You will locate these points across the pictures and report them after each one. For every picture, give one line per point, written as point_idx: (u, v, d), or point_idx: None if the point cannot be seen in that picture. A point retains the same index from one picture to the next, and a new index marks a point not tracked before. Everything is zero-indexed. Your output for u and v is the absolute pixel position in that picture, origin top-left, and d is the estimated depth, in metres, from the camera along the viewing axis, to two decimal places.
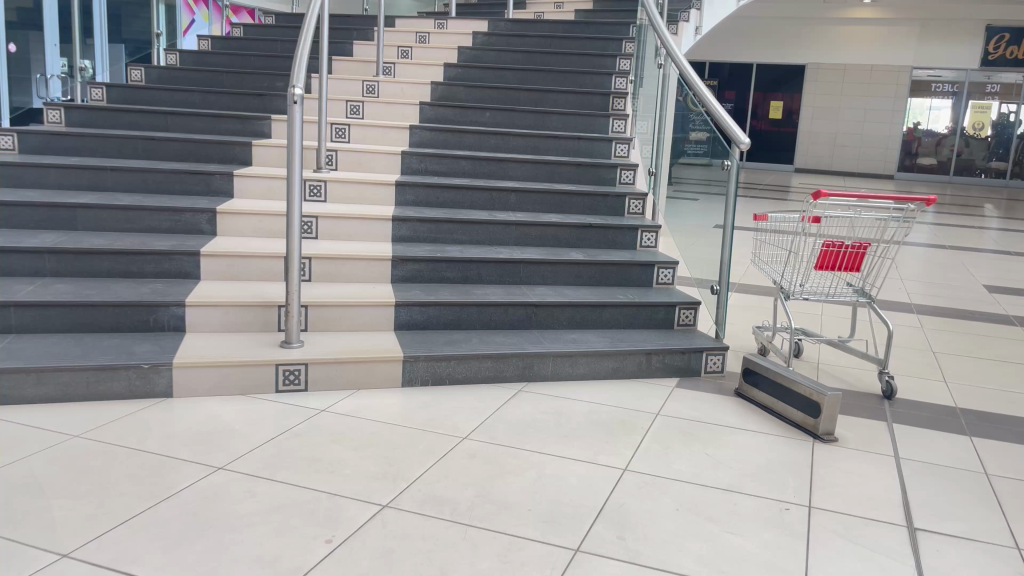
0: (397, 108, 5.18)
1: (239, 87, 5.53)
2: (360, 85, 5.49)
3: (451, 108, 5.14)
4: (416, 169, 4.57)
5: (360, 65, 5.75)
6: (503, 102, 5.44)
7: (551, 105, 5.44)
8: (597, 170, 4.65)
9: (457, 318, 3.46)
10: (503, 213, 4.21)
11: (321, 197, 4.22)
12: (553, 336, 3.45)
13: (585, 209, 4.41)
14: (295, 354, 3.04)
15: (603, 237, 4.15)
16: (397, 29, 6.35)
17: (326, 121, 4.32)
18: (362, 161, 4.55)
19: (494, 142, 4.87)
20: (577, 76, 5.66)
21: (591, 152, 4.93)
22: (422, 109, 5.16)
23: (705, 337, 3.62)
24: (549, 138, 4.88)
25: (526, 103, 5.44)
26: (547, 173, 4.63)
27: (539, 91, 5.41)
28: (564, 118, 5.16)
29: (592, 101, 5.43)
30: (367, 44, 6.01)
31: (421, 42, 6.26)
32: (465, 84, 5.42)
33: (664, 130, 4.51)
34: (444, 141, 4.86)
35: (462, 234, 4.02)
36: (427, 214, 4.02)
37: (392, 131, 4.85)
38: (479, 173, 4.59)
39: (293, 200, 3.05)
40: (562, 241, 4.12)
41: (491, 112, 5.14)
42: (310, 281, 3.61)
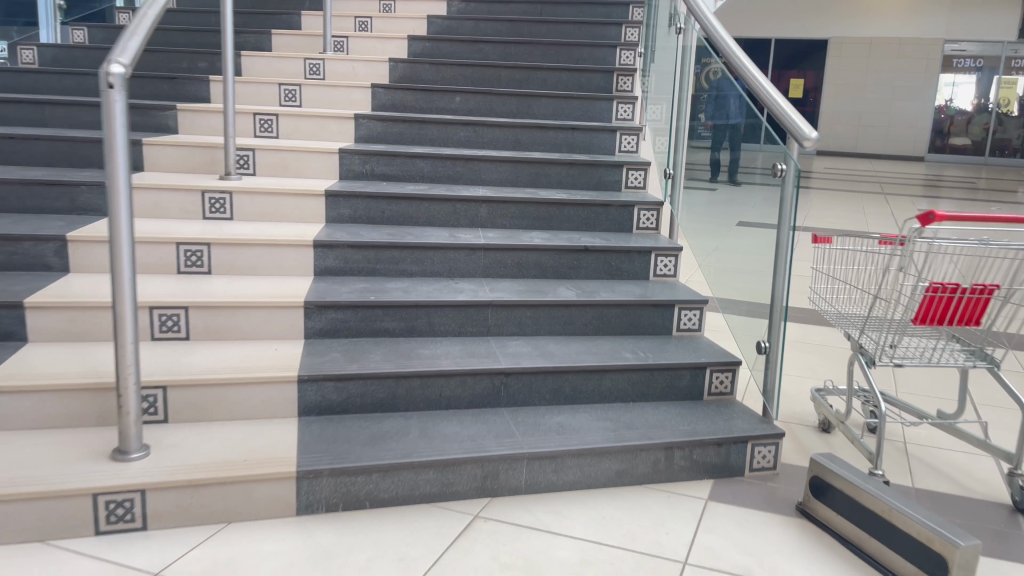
0: (342, 92, 4.11)
1: (153, 68, 4.45)
2: (302, 64, 4.41)
3: (412, 91, 4.06)
4: (359, 173, 3.50)
5: (305, 40, 4.67)
6: (480, 84, 4.36)
7: (540, 87, 4.33)
8: (596, 171, 3.56)
9: (392, 397, 2.40)
10: (469, 233, 3.14)
11: (226, 214, 3.16)
12: (529, 422, 2.39)
13: (579, 224, 3.33)
14: (128, 473, 1.98)
15: (604, 265, 3.07)
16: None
17: (235, 112, 3.25)
18: (288, 163, 3.48)
19: (464, 136, 3.80)
20: (572, 50, 4.55)
21: (588, 146, 3.84)
22: (376, 93, 4.08)
23: (749, 416, 2.55)
24: (534, 129, 3.78)
25: (510, 86, 4.34)
26: (530, 175, 3.54)
27: (524, 69, 4.31)
28: (553, 102, 4.06)
29: (591, 81, 4.32)
30: (316, 14, 4.92)
31: (386, 11, 5.15)
32: (431, 61, 4.33)
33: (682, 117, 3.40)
34: (400, 134, 3.79)
35: (411, 263, 2.96)
36: (365, 237, 2.96)
37: (332, 122, 3.78)
38: (442, 178, 3.52)
39: (119, 222, 1.93)
40: (548, 270, 3.05)
41: (464, 96, 4.06)
42: (189, 340, 2.56)
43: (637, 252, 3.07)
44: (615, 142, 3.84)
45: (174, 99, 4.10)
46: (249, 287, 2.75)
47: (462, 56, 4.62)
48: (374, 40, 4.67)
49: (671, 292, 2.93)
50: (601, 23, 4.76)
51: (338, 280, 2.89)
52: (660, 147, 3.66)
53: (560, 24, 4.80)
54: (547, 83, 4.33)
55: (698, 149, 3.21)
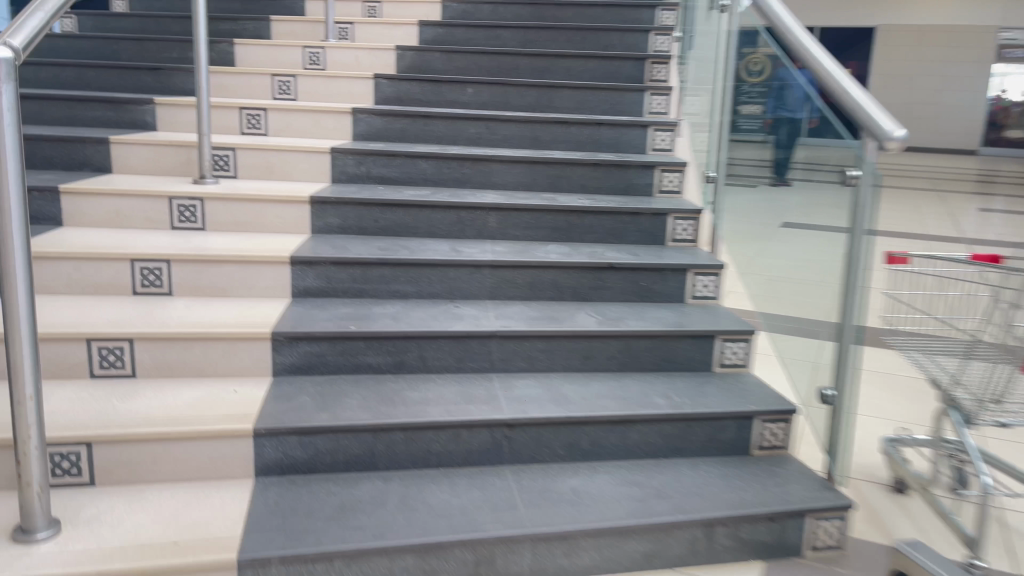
0: (341, 83, 3.69)
1: (141, 59, 4.08)
2: (300, 53, 4.01)
3: (419, 82, 3.63)
4: (353, 175, 3.08)
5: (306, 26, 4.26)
6: (497, 74, 3.90)
7: (564, 76, 3.86)
8: (624, 172, 3.09)
9: (369, 453, 1.98)
10: (474, 247, 2.69)
11: (197, 224, 2.76)
12: (536, 488, 1.94)
13: (604, 235, 2.86)
14: (26, 560, 1.58)
15: (632, 286, 2.61)
16: None
17: (209, 107, 2.85)
18: (273, 163, 3.07)
19: (474, 133, 3.35)
20: (600, 35, 4.07)
21: (616, 145, 3.36)
22: (378, 84, 3.65)
23: (809, 479, 2.06)
24: (554, 124, 3.32)
25: (530, 76, 3.88)
26: (548, 178, 3.09)
27: (546, 56, 3.85)
28: (577, 94, 3.59)
29: (621, 70, 3.84)
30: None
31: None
32: (441, 49, 3.89)
33: (725, 111, 2.91)
34: (403, 131, 3.36)
35: (405, 283, 2.53)
36: (351, 253, 2.53)
37: (326, 117, 3.36)
38: (448, 181, 3.08)
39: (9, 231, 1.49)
40: (565, 291, 2.59)
41: (476, 88, 3.61)
42: (135, 378, 2.16)
43: (671, 270, 2.60)
44: (647, 138, 3.36)
45: (158, 93, 3.72)
46: (211, 311, 2.34)
47: (477, 44, 4.17)
48: (382, 25, 4.25)
49: (713, 321, 2.45)
50: (633, 5, 4.26)
51: (318, 303, 2.47)
52: (699, 146, 3.17)
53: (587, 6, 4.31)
54: (572, 73, 3.85)
55: (745, 150, 2.72)
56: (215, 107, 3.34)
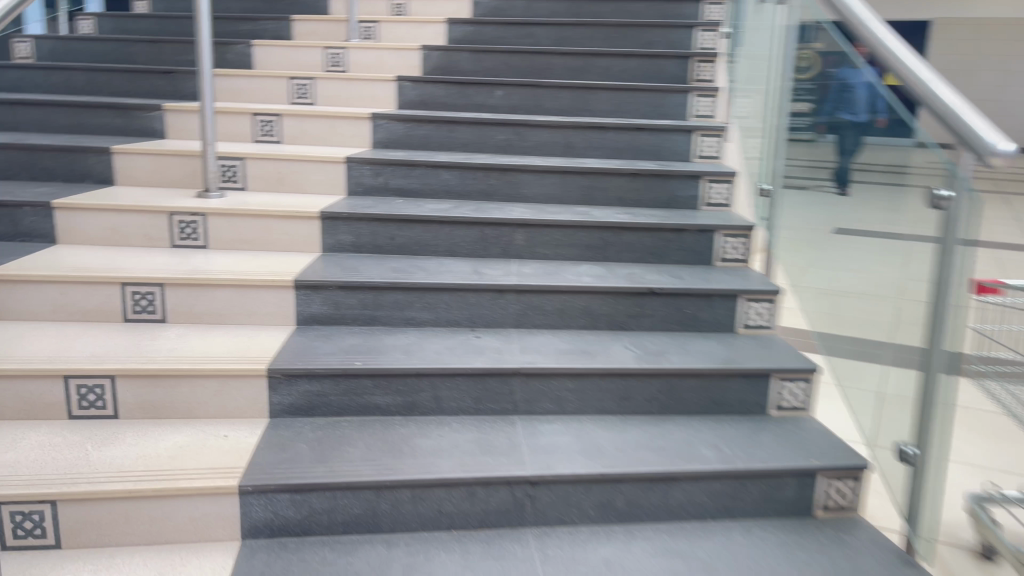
0: (362, 86, 3.45)
1: (156, 62, 3.90)
2: (320, 54, 3.79)
3: (445, 84, 3.38)
4: (370, 187, 2.84)
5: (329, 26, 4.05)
6: (529, 75, 3.63)
7: (601, 76, 3.57)
8: (666, 183, 2.79)
9: (371, 513, 1.72)
10: (499, 269, 2.43)
11: (199, 242, 2.54)
12: (563, 559, 1.67)
13: (644, 254, 2.57)
14: None
15: (675, 314, 2.32)
16: None
17: (213, 114, 2.64)
18: (284, 174, 2.84)
19: (503, 140, 3.09)
20: (640, 32, 3.76)
21: (657, 152, 3.06)
22: (401, 87, 3.41)
23: (886, 549, 1.75)
24: (589, 129, 3.04)
25: (564, 76, 3.60)
26: (581, 189, 2.81)
27: (581, 55, 3.56)
28: (615, 96, 3.29)
29: (664, 69, 3.52)
30: None
31: None
32: (469, 48, 3.63)
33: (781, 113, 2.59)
34: (426, 137, 3.11)
35: (421, 310, 2.28)
36: (361, 275, 2.29)
37: (343, 123, 3.13)
38: (472, 193, 2.83)
39: None
40: (600, 319, 2.31)
41: (505, 90, 3.34)
42: (117, 419, 1.94)
43: (719, 295, 2.30)
44: (692, 144, 3.05)
45: (171, 98, 3.53)
46: (205, 341, 2.11)
47: (509, 43, 3.91)
48: (407, 24, 4.01)
49: (768, 356, 2.14)
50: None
51: (324, 332, 2.23)
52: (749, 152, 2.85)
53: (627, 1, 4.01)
54: (610, 73, 3.56)
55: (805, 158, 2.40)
56: (226, 113, 3.13)
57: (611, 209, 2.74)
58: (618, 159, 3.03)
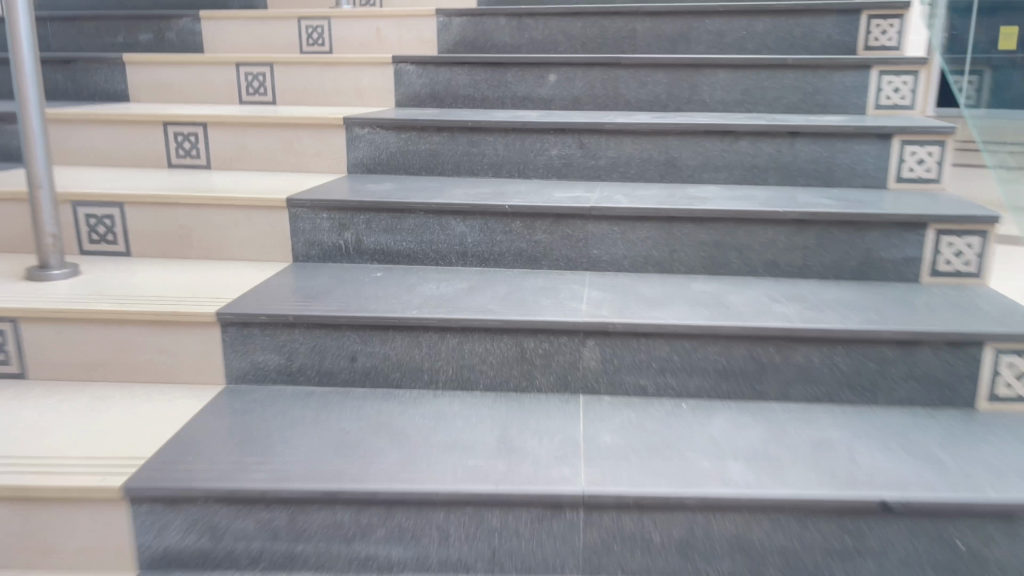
0: (343, 73, 2.27)
1: (76, 47, 2.80)
2: (296, 27, 2.63)
3: (467, 67, 2.16)
4: (330, 249, 1.67)
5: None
6: (599, 50, 2.39)
7: (712, 48, 2.30)
8: (857, 238, 1.53)
9: None
10: (552, 434, 1.22)
11: (9, 366, 1.41)
12: None
13: (835, 388, 1.32)
14: None
15: (931, 552, 1.08)
16: None
17: (45, 125, 1.46)
18: (190, 229, 1.70)
19: (559, 158, 1.87)
20: None
21: (823, 174, 1.77)
22: (402, 73, 2.22)
23: None
24: (705, 135, 1.79)
25: (652, 49, 2.35)
26: (699, 248, 1.57)
27: (679, 14, 2.29)
28: (739, 78, 2.03)
29: (814, 31, 2.21)
30: None
31: None
32: (507, 10, 2.41)
33: None
34: (434, 155, 1.92)
35: (388, 541, 1.10)
36: (268, 468, 1.12)
37: (304, 134, 1.97)
38: (506, 256, 1.63)
39: None
40: (766, 560, 1.09)
41: (561, 71, 2.11)
42: None
43: None
44: (887, 159, 1.74)
45: (74, 99, 2.43)
46: None
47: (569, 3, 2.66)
48: None
49: None
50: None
51: None
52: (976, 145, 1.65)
53: None
54: (724, 42, 2.28)
55: None
56: (126, 122, 2.00)
57: (758, 289, 1.49)
58: (756, 187, 1.77)
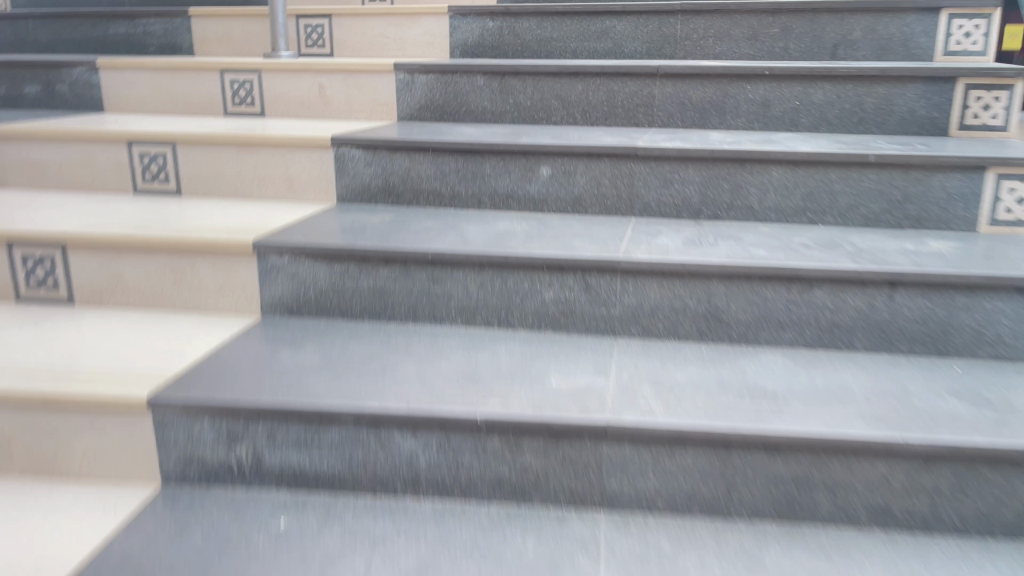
0: (266, 156, 1.71)
1: None
2: (218, 82, 2.07)
3: (431, 153, 1.62)
4: (216, 468, 1.13)
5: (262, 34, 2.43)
6: (605, 121, 1.85)
7: (753, 122, 1.76)
8: (1018, 482, 0.98)
9: None
10: None
11: None
12: None
13: None
14: None
15: None
16: None
17: None
18: (8, 435, 1.15)
19: (556, 305, 1.33)
20: (821, 24, 1.93)
21: (934, 339, 1.23)
22: (344, 159, 1.67)
23: None
24: (763, 281, 1.26)
25: (675, 122, 1.80)
26: (771, 485, 1.03)
27: (710, 77, 1.75)
28: (801, 179, 1.48)
29: (891, 104, 1.67)
30: None
31: None
32: (485, 67, 1.86)
33: None
34: (380, 295, 1.38)
35: None
36: None
37: (198, 262, 1.41)
38: (478, 487, 1.09)
39: None
40: None
41: (556, 163, 1.58)
42: None
43: None
44: None
45: None
46: None
47: (566, 50, 2.13)
48: (384, 18, 2.28)
49: None
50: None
51: None
52: None
53: None
54: (769, 114, 1.74)
55: None
56: None
57: (871, 569, 0.95)
58: (839, 359, 1.23)
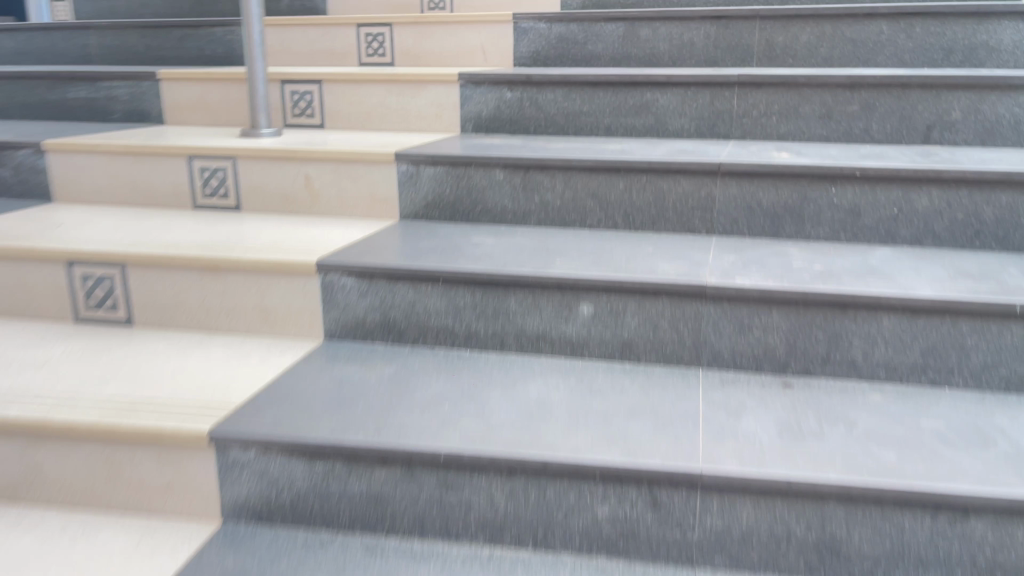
0: (236, 284, 1.38)
1: None
2: (185, 169, 1.75)
3: (442, 284, 1.30)
4: None
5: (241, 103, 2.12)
6: (651, 226, 1.52)
7: (837, 232, 1.43)
8: None
9: None
10: None
11: None
12: None
13: None
14: None
15: None
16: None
17: None
18: None
19: (613, 523, 0.99)
20: (910, 102, 1.60)
21: None
22: (333, 288, 1.35)
23: None
24: (898, 508, 0.92)
25: (740, 230, 1.48)
26: None
27: (784, 177, 1.43)
28: (920, 329, 1.15)
29: (1016, 214, 1.34)
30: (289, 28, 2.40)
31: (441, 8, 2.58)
32: (506, 158, 1.55)
33: None
34: (378, 501, 1.05)
35: None
36: None
37: (138, 454, 1.09)
38: None
39: None
40: None
41: (599, 299, 1.25)
42: None
43: None
44: None
45: None
46: None
47: (597, 126, 1.82)
48: (384, 85, 1.96)
49: None
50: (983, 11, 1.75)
51: None
52: None
53: (853, 17, 1.86)
54: (859, 224, 1.41)
55: None
56: None
57: None
58: None
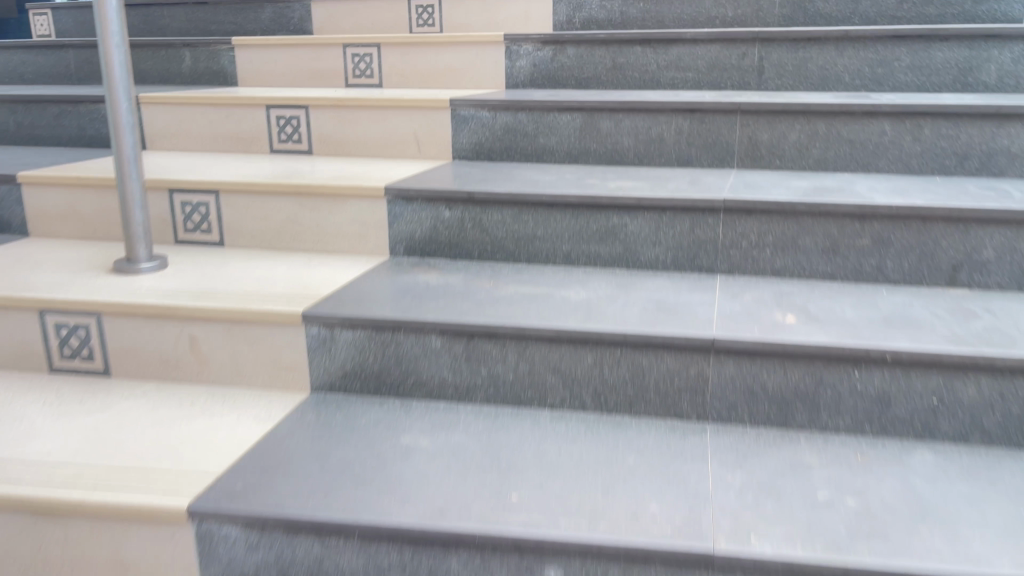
0: (82, 530, 1.04)
1: None
2: (36, 327, 1.39)
3: (357, 539, 0.97)
4: None
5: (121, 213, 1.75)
6: (627, 408, 1.22)
7: (861, 422, 1.14)
8: None
9: None
10: None
11: None
12: None
13: None
14: None
15: None
16: (303, 53, 2.28)
17: None
18: None
19: None
20: (932, 237, 1.32)
21: None
22: (213, 539, 1.01)
23: None
24: None
25: (738, 417, 1.18)
26: None
27: (794, 357, 1.14)
28: None
29: None
30: (188, 108, 2.03)
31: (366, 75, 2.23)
32: (445, 323, 1.24)
33: None
34: None
35: None
36: None
37: None
38: None
39: None
40: None
41: (572, 565, 0.93)
42: None
43: None
44: None
45: None
46: None
47: (554, 253, 1.51)
48: (294, 198, 1.62)
49: None
50: (1004, 113, 1.49)
51: None
52: None
53: (850, 115, 1.58)
54: (889, 415, 1.13)
55: None
56: None
57: None
58: None
